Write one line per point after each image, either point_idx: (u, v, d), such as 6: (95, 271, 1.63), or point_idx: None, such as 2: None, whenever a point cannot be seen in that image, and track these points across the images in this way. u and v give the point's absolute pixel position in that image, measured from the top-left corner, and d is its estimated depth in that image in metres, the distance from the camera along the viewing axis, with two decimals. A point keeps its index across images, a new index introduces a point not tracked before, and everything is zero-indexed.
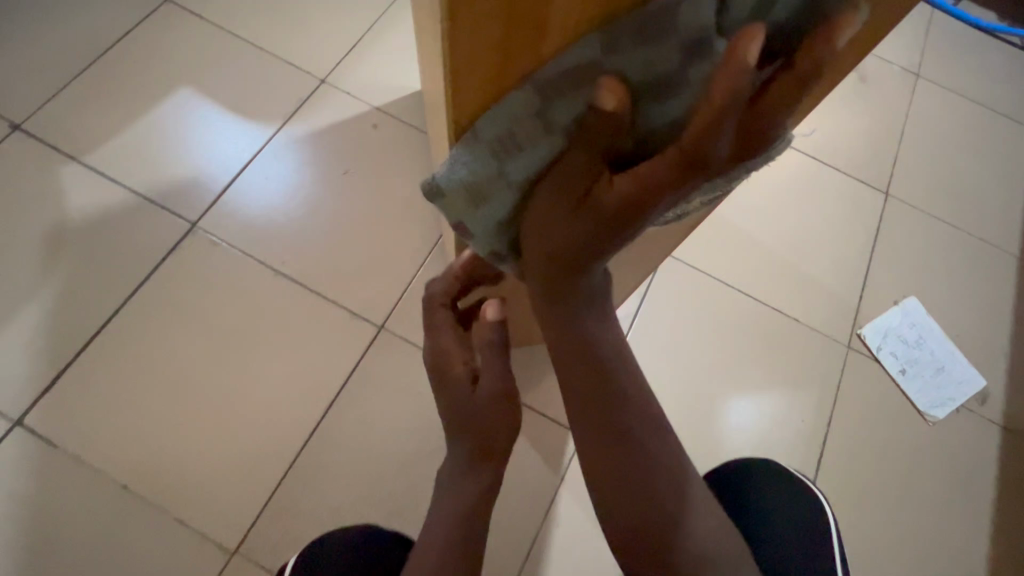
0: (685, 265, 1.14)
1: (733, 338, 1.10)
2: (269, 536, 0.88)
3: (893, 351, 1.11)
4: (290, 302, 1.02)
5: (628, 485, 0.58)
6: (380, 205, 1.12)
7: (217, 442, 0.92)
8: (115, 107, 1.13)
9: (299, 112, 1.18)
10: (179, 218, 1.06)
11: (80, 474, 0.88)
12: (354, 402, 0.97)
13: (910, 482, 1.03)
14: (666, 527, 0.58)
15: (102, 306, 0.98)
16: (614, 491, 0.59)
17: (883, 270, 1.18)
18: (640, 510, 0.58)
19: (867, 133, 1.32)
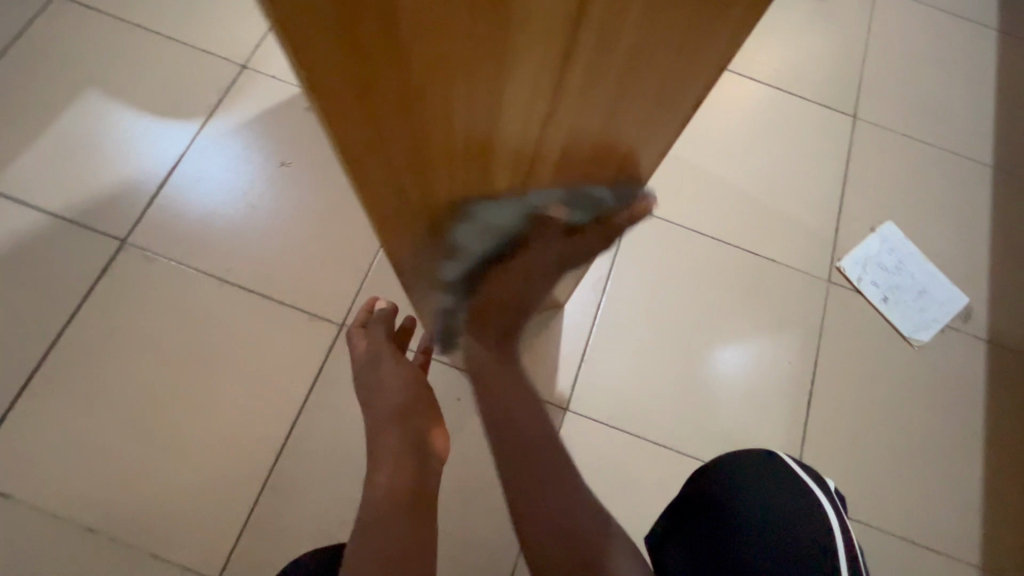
0: (654, 220, 1.09)
1: (711, 288, 1.06)
2: (252, 558, 0.84)
3: (874, 280, 1.08)
4: (240, 311, 0.96)
5: (561, 486, 0.63)
6: (324, 196, 1.04)
7: (184, 469, 0.87)
8: (16, 123, 1.02)
9: (222, 103, 1.08)
10: (105, 236, 0.97)
11: (41, 523, 0.82)
12: (324, 407, 0.92)
13: (900, 411, 1.02)
14: (596, 538, 0.60)
15: (35, 341, 0.90)
16: (550, 492, 0.63)
17: (857, 198, 1.14)
18: (575, 513, 0.62)
19: (830, 56, 1.25)
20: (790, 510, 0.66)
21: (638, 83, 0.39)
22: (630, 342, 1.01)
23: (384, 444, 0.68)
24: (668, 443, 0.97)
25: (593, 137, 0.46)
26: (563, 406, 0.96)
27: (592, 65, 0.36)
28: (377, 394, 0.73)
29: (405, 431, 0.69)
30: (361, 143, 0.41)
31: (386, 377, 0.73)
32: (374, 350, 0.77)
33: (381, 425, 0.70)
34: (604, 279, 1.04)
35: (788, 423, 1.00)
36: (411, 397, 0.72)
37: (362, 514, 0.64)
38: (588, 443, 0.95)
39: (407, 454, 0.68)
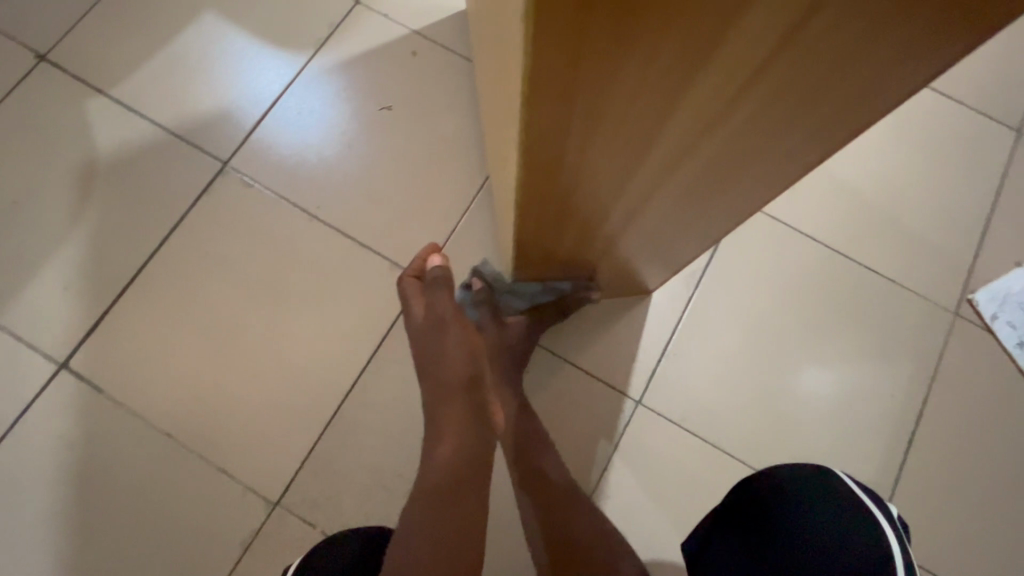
0: (765, 217, 1.00)
1: (817, 299, 0.97)
2: (310, 491, 0.85)
3: (1009, 320, 0.95)
4: (325, 247, 0.96)
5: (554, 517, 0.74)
6: (421, 146, 1.01)
7: (256, 394, 0.89)
8: (141, 35, 1.05)
9: (332, 38, 1.06)
10: (208, 156, 0.99)
11: (125, 420, 0.87)
12: (394, 357, 0.91)
13: (1015, 471, 0.90)
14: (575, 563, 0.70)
15: (137, 249, 0.94)
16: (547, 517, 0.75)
17: (1006, 225, 1.00)
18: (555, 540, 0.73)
19: (1003, 56, 1.08)
20: (879, 540, 0.57)
21: (831, 109, 0.35)
22: (716, 344, 0.94)
23: (445, 418, 0.65)
24: (742, 458, 0.90)
25: (754, 161, 0.42)
26: (635, 398, 0.91)
27: (797, 88, 0.32)
28: (439, 362, 0.67)
29: (470, 404, 0.66)
30: (544, 107, 0.36)
31: (451, 346, 0.66)
32: (438, 312, 0.68)
33: (442, 397, 0.65)
34: (698, 273, 0.96)
35: (880, 462, 0.90)
36: (477, 368, 0.68)
37: (419, 483, 0.62)
38: (655, 441, 0.90)
39: (468, 426, 0.65)
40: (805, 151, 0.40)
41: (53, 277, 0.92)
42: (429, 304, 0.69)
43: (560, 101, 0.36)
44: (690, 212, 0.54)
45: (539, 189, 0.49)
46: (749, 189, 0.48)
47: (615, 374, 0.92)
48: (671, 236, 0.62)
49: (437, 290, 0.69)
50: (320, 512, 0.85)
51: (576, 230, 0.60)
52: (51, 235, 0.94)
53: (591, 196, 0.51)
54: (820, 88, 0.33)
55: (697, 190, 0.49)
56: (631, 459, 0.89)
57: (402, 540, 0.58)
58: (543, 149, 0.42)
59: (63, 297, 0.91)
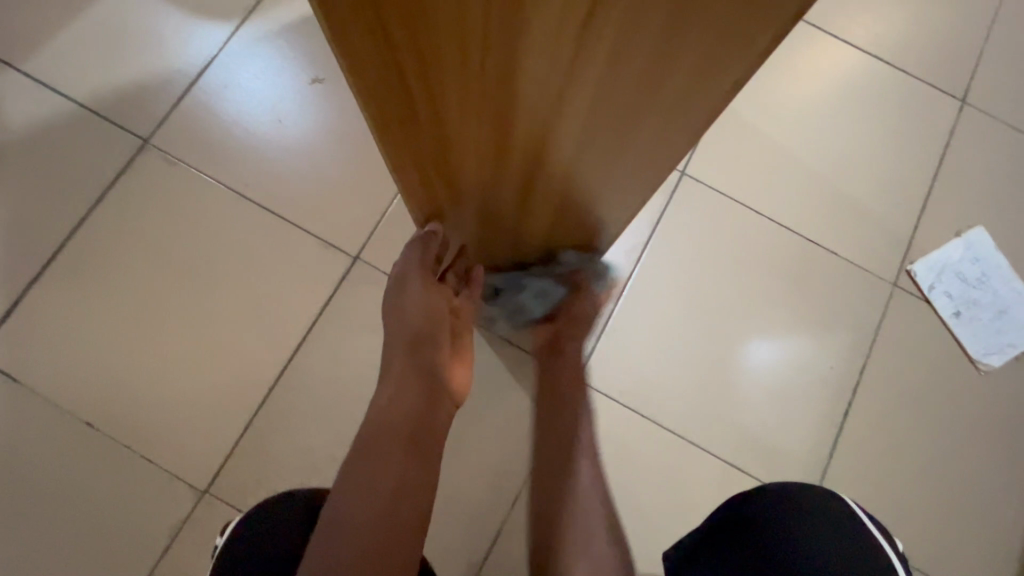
0: (707, 190, 0.98)
1: (760, 271, 0.96)
2: (240, 477, 0.83)
3: (947, 290, 0.95)
4: (254, 227, 0.92)
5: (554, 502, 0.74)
6: (354, 121, 0.97)
7: (181, 381, 0.86)
8: (50, 3, 0.98)
9: (260, 5, 1.01)
10: (128, 132, 0.94)
11: (43, 409, 0.83)
12: (326, 339, 0.88)
13: (948, 438, 0.92)
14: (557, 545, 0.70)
15: (52, 231, 0.89)
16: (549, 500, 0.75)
17: (946, 196, 1.00)
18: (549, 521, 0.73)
19: (947, 26, 1.07)
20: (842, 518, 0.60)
21: (671, 77, 0.35)
22: (657, 319, 0.93)
23: (394, 368, 0.66)
24: (682, 432, 0.90)
25: (619, 129, 0.42)
26: None
27: (620, 48, 0.32)
28: (398, 314, 0.69)
29: (416, 361, 0.67)
30: (378, 71, 0.37)
31: (410, 302, 0.68)
32: (405, 267, 0.69)
33: (391, 348, 0.68)
34: (640, 247, 0.95)
35: (817, 432, 0.91)
36: (432, 328, 0.69)
37: (361, 432, 0.62)
38: (595, 417, 0.89)
39: (417, 383, 0.66)
40: (664, 120, 0.40)
41: None
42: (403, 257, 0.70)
43: (388, 67, 0.37)
44: (584, 187, 0.54)
45: (423, 154, 0.49)
46: (631, 159, 0.48)
47: None
48: (576, 211, 0.62)
49: (416, 247, 0.70)
50: (250, 498, 0.83)
51: (475, 204, 0.60)
52: None
53: (469, 167, 0.51)
54: (642, 55, 0.33)
55: (577, 163, 0.49)
56: None
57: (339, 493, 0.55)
58: (399, 114, 0.43)
59: None
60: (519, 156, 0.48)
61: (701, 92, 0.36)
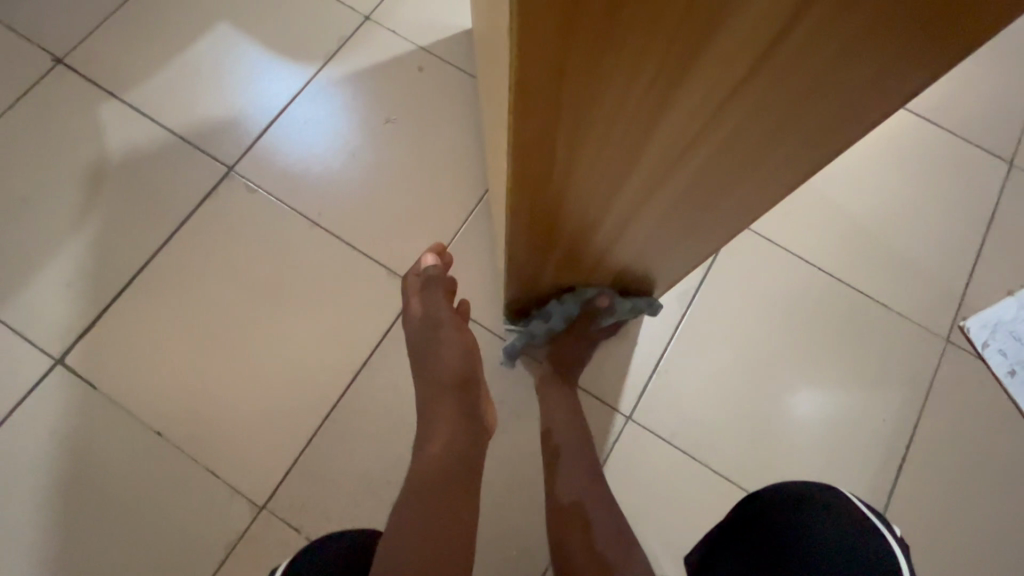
0: (758, 238, 1.01)
1: (811, 321, 0.97)
2: (297, 496, 0.85)
3: (1001, 348, 0.95)
4: (324, 253, 0.97)
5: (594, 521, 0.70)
6: (423, 159, 1.03)
7: (247, 397, 0.90)
8: (155, 42, 1.08)
9: (342, 51, 1.09)
10: (215, 160, 1.01)
11: (117, 416, 0.87)
12: (386, 364, 0.92)
13: (1008, 502, 0.89)
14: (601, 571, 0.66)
15: (139, 249, 0.95)
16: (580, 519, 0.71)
17: (999, 256, 1.01)
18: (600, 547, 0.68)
19: (996, 91, 1.11)
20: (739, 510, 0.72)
21: (809, 140, 0.40)
22: (708, 363, 0.95)
23: (444, 410, 0.66)
24: (731, 478, 0.90)
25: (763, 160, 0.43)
26: (626, 414, 0.91)
27: (766, 115, 0.36)
28: (434, 360, 0.69)
29: (463, 399, 0.67)
30: (530, 140, 0.40)
31: (447, 346, 0.69)
32: (435, 314, 0.71)
33: (434, 391, 0.68)
34: (692, 291, 0.97)
35: (870, 485, 0.90)
36: (472, 366, 0.69)
37: (410, 477, 0.62)
38: (645, 457, 0.90)
39: (463, 422, 0.66)
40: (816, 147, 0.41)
41: (56, 272, 0.93)
42: (425, 305, 0.73)
43: (545, 117, 0.37)
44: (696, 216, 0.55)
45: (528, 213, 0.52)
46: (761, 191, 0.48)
47: (606, 388, 0.92)
48: (673, 242, 0.63)
49: (438, 292, 0.74)
50: (306, 517, 0.85)
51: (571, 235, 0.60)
52: (57, 232, 0.95)
53: (580, 204, 0.51)
54: (818, 94, 0.34)
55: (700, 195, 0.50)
56: (619, 475, 0.89)
57: (393, 531, 0.57)
58: (533, 162, 0.43)
59: (63, 292, 0.92)
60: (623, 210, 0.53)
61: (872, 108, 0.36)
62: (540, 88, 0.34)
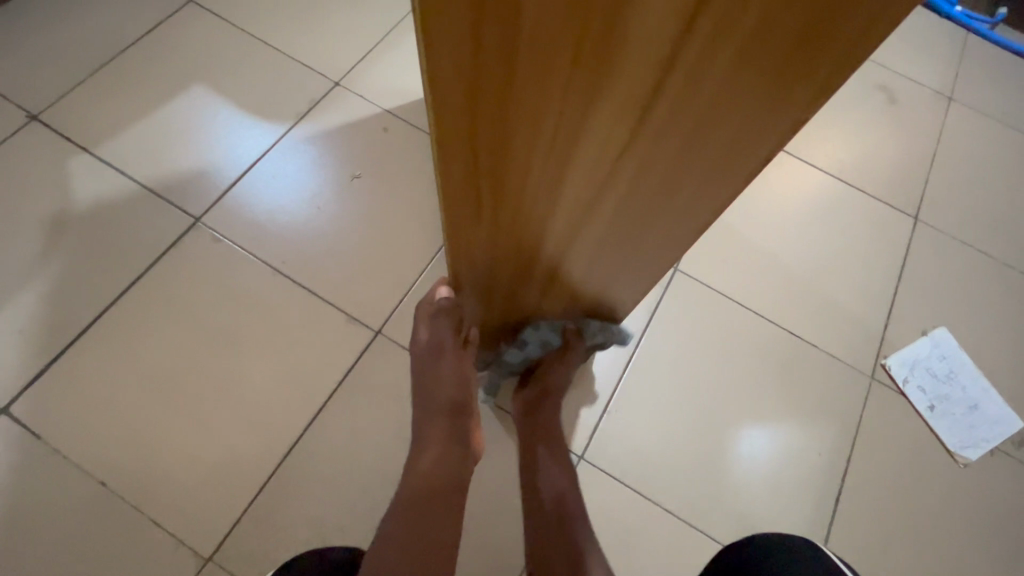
0: (699, 284, 1.09)
1: (750, 361, 1.04)
2: (246, 546, 0.84)
3: (920, 384, 1.03)
4: (286, 300, 1.00)
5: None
6: (386, 210, 1.10)
7: (199, 444, 0.89)
8: (131, 102, 1.14)
9: (312, 112, 1.18)
10: (182, 211, 1.05)
11: (60, 466, 0.85)
12: (343, 408, 0.93)
13: (940, 533, 0.94)
14: None
15: (100, 296, 0.97)
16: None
17: (912, 299, 1.11)
18: None
19: (896, 156, 1.27)
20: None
21: (714, 159, 0.43)
22: (657, 402, 1.00)
23: (432, 436, 0.71)
24: (681, 515, 0.92)
25: (717, 164, 0.44)
26: (578, 454, 0.94)
27: (669, 127, 0.40)
28: (433, 386, 0.73)
29: (453, 427, 0.72)
30: (457, 157, 0.44)
31: (446, 373, 0.72)
32: (437, 341, 0.72)
33: (428, 415, 0.73)
34: (640, 333, 1.04)
35: (811, 518, 0.94)
36: (465, 396, 0.74)
37: (401, 492, 0.67)
38: (597, 497, 0.92)
39: (451, 448, 0.71)
40: (745, 132, 0.40)
41: (10, 320, 0.93)
42: (431, 332, 0.72)
43: (466, 134, 0.41)
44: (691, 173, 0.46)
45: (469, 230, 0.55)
46: (754, 161, 0.43)
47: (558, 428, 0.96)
48: (614, 258, 0.64)
49: (446, 321, 0.72)
50: (254, 568, 0.83)
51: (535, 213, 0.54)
52: (15, 279, 0.96)
53: (522, 219, 0.54)
54: (705, 114, 0.38)
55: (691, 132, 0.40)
56: None
57: (377, 548, 0.60)
58: (465, 178, 0.47)
59: (15, 339, 0.92)
60: (562, 225, 0.56)
61: (770, 120, 0.38)
62: (454, 105, 0.38)
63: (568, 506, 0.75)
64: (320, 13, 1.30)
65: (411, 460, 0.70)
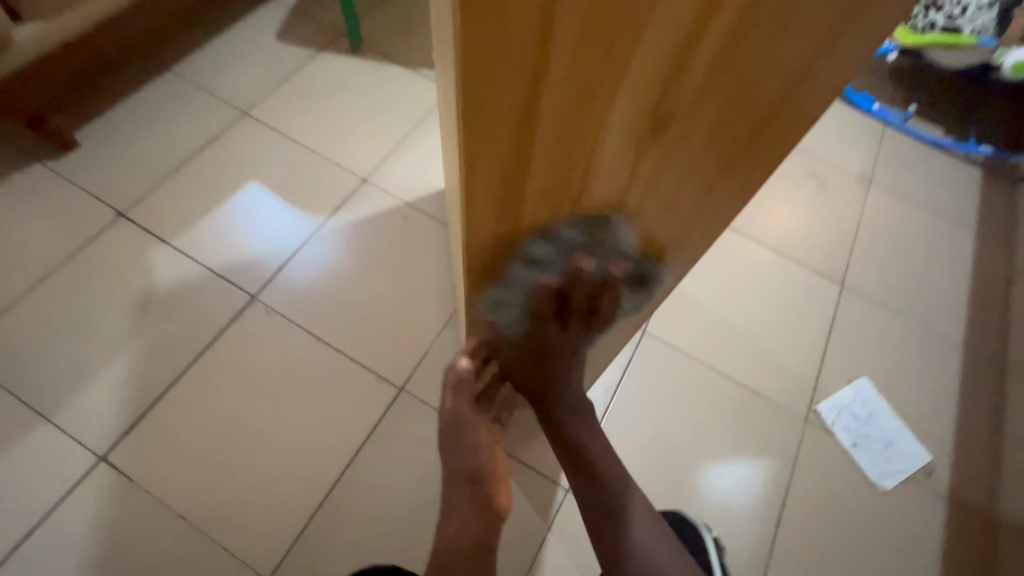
0: (663, 344, 1.33)
1: (707, 407, 1.27)
2: (298, 568, 1.04)
3: (845, 425, 1.26)
4: (326, 363, 1.23)
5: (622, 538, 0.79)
6: (407, 285, 1.34)
7: (258, 484, 1.10)
8: (199, 201, 1.40)
9: (345, 205, 1.44)
10: (241, 290, 1.29)
11: (148, 504, 1.05)
12: (374, 452, 1.15)
13: (864, 549, 1.14)
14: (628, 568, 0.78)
15: (176, 362, 1.19)
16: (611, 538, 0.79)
17: (839, 353, 1.35)
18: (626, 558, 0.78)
19: (825, 232, 1.54)
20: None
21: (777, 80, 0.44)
22: (629, 444, 1.21)
23: (458, 508, 0.88)
24: None
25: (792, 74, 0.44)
26: (565, 488, 1.16)
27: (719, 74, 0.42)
28: (459, 457, 0.90)
29: (474, 496, 0.89)
30: (524, 173, 0.46)
31: (467, 446, 0.91)
32: (459, 413, 0.91)
33: (453, 485, 0.90)
34: (615, 386, 1.26)
35: (757, 540, 1.14)
36: (485, 467, 0.91)
37: (434, 556, 0.84)
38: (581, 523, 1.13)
39: (472, 517, 0.87)
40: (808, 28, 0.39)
41: (105, 384, 1.15)
42: (454, 405, 0.91)
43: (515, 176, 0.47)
44: (772, 76, 0.43)
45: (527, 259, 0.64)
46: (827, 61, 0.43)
47: (549, 466, 1.17)
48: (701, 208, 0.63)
49: (465, 390, 0.91)
50: None
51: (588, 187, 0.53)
52: (109, 350, 1.19)
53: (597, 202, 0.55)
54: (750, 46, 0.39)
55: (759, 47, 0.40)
56: (561, 539, 1.11)
57: None
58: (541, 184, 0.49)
59: (110, 400, 1.14)
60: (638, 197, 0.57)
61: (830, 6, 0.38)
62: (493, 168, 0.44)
63: (610, 463, 0.82)
64: (350, 122, 1.59)
65: (443, 527, 0.87)
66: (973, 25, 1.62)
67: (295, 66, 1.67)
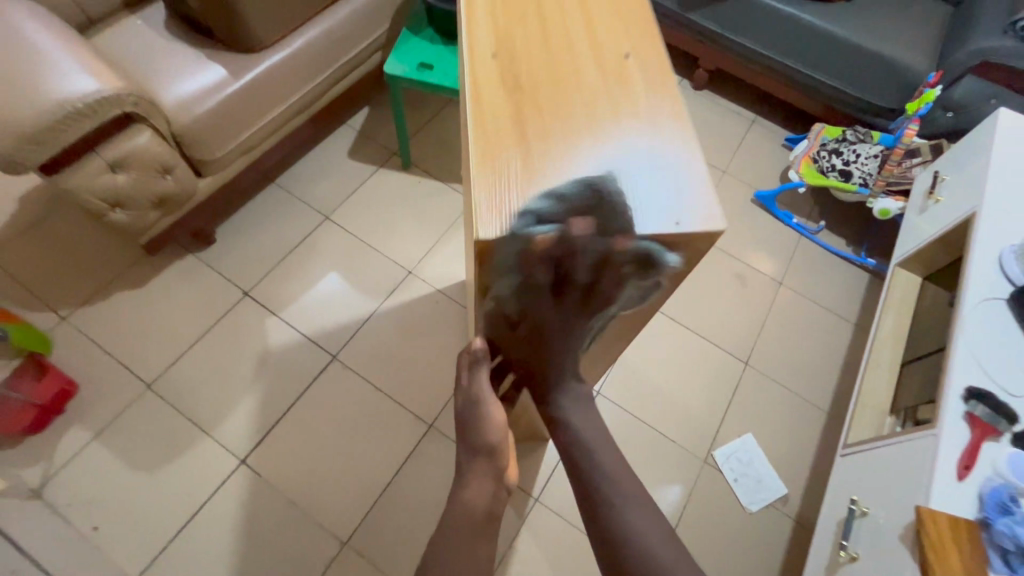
0: (611, 401, 1.91)
1: (636, 448, 1.85)
2: (361, 538, 1.65)
3: (730, 466, 1.83)
4: (381, 404, 1.85)
5: (616, 520, 0.79)
6: (435, 351, 1.95)
7: (337, 483, 1.72)
8: (296, 284, 2.03)
9: (395, 290, 2.06)
10: (325, 350, 1.92)
11: (270, 492, 1.68)
12: (410, 467, 1.76)
13: (732, 550, 1.71)
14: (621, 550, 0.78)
15: (285, 399, 1.82)
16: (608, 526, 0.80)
17: (735, 414, 1.93)
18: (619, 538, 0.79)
19: (739, 322, 2.12)
20: None
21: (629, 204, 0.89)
22: None
23: (473, 478, 0.97)
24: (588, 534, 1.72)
25: None
26: (534, 497, 1.75)
27: None
28: (475, 429, 0.97)
29: (490, 467, 0.98)
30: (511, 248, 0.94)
31: (485, 423, 0.96)
32: (476, 391, 0.95)
33: (470, 458, 0.98)
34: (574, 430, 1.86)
35: None
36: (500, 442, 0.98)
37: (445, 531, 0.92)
38: (543, 521, 1.72)
39: (489, 483, 0.97)
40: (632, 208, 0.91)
41: (241, 412, 1.79)
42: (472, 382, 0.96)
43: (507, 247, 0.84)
44: None
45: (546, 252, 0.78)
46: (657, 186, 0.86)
47: (524, 482, 1.77)
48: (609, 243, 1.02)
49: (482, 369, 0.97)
50: (365, 550, 1.64)
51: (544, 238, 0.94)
52: (242, 389, 1.83)
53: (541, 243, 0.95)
54: None
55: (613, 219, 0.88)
56: (529, 530, 1.71)
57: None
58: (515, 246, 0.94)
59: (245, 424, 1.77)
60: None
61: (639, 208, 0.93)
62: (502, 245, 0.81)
63: (596, 451, 0.85)
64: (400, 225, 2.21)
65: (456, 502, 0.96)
66: (862, 172, 2.17)
67: (361, 178, 2.30)
